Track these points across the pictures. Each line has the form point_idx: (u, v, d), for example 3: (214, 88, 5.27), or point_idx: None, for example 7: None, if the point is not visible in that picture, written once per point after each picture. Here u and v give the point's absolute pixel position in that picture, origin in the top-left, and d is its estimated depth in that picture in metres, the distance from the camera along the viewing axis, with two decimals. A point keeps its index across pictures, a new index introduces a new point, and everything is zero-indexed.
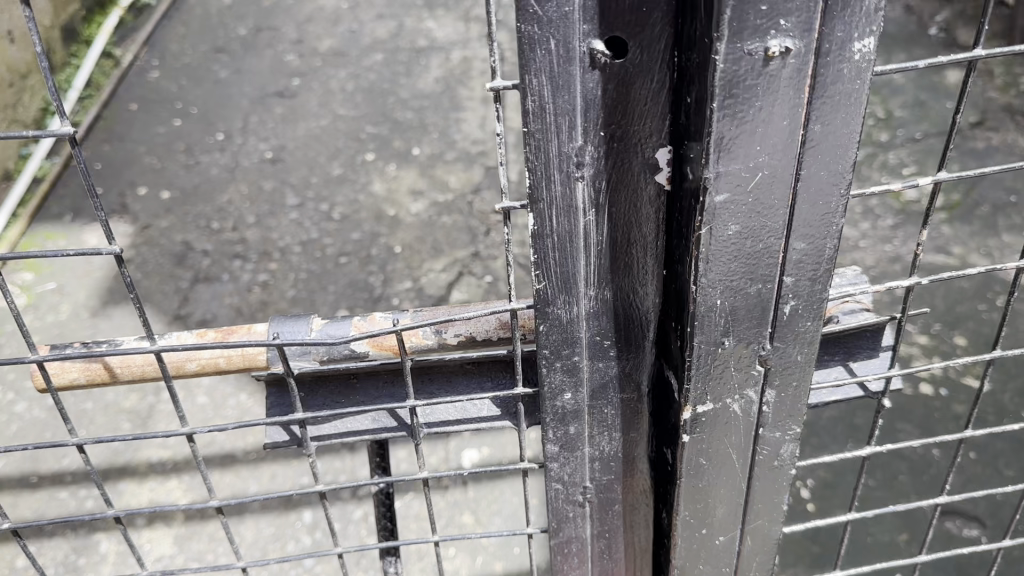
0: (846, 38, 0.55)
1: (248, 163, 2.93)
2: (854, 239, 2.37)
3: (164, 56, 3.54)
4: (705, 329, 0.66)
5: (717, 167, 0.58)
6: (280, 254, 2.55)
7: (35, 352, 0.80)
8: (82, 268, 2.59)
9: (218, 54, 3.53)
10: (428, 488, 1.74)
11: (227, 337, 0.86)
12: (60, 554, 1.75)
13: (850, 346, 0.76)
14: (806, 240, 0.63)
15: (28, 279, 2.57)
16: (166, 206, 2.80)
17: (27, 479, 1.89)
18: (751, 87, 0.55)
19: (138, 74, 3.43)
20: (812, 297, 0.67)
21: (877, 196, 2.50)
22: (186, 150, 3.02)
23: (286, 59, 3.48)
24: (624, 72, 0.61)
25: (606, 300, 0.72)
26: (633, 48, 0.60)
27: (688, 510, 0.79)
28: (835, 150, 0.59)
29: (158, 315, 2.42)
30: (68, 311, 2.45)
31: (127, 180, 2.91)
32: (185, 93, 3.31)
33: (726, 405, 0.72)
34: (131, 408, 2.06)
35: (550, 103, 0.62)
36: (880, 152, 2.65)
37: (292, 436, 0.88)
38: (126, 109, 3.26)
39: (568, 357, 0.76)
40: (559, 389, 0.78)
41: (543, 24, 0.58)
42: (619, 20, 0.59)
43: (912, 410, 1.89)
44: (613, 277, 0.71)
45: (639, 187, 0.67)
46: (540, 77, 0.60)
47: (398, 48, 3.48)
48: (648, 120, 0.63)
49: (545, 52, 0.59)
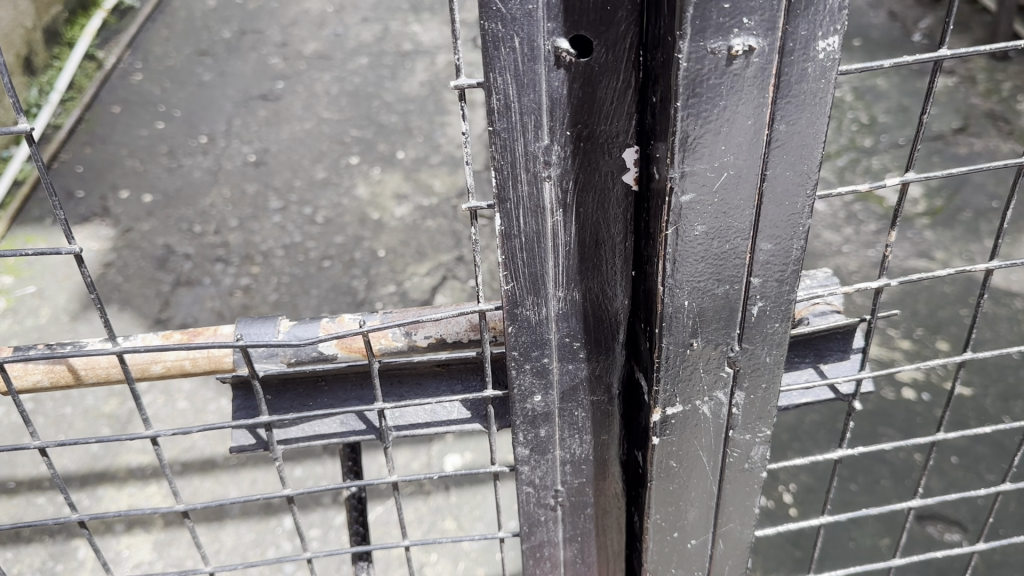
0: (809, 36, 0.54)
1: (231, 166, 2.92)
2: (837, 244, 2.38)
3: (148, 58, 3.52)
4: (673, 330, 0.66)
5: (683, 167, 0.58)
6: (262, 257, 2.54)
7: None
8: (62, 272, 2.57)
9: (202, 57, 3.51)
10: (410, 494, 1.74)
11: (193, 338, 0.85)
12: (38, 560, 1.73)
13: (820, 347, 0.76)
14: (773, 240, 0.63)
15: (8, 283, 2.54)
16: (148, 209, 2.77)
17: (4, 485, 1.87)
18: (714, 87, 0.55)
19: (121, 77, 3.41)
20: (780, 299, 0.66)
21: (860, 202, 2.51)
22: (168, 153, 3.00)
23: (270, 62, 3.46)
24: (590, 70, 0.60)
25: (577, 300, 0.72)
26: (598, 47, 0.59)
27: (660, 513, 0.78)
28: (801, 150, 0.59)
29: (139, 319, 2.40)
30: (48, 315, 2.43)
31: (109, 183, 2.89)
32: (169, 95, 3.30)
33: (695, 407, 0.71)
34: (111, 413, 2.04)
35: (516, 101, 0.61)
36: (863, 157, 2.66)
37: (259, 439, 0.88)
38: (109, 111, 3.23)
39: (538, 359, 0.75)
40: (529, 391, 0.77)
41: (507, 21, 0.57)
42: (584, 19, 0.58)
43: (893, 413, 1.90)
44: (582, 278, 0.71)
45: (607, 188, 0.66)
46: (505, 75, 0.60)
47: (383, 52, 3.47)
48: (615, 119, 0.63)
49: (509, 51, 0.59)
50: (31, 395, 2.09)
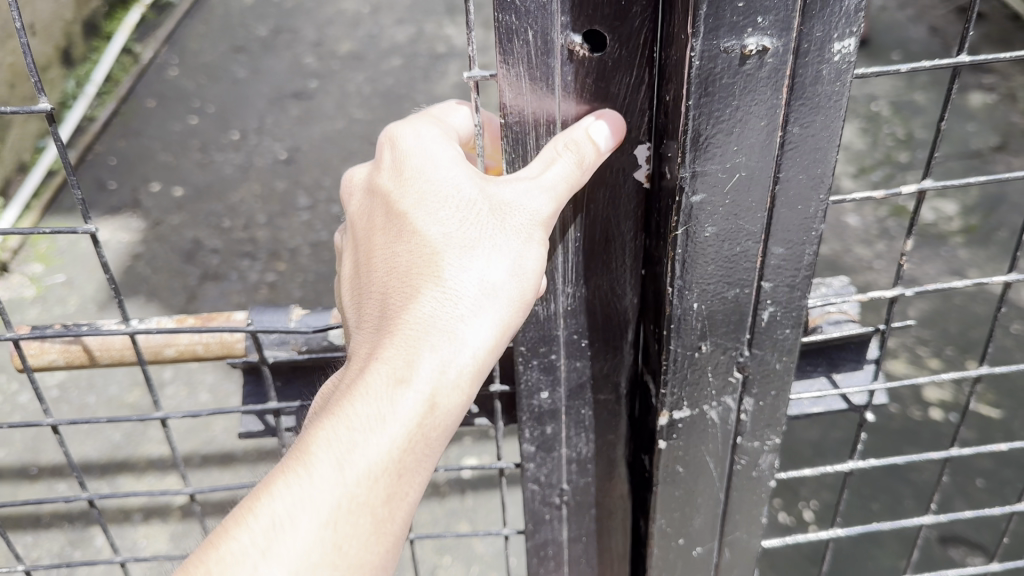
0: (825, 38, 0.52)
1: (262, 162, 2.93)
2: (868, 258, 2.34)
3: (184, 54, 3.55)
4: (682, 332, 0.64)
5: (694, 167, 0.56)
6: (289, 254, 2.54)
7: (12, 330, 0.78)
8: (92, 261, 2.60)
9: (237, 54, 3.54)
10: (426, 496, 1.73)
11: (207, 322, 0.84)
12: (56, 545, 1.74)
13: (835, 356, 0.73)
14: (784, 245, 0.61)
15: (38, 271, 2.57)
16: (178, 202, 2.80)
17: (26, 470, 1.88)
18: (727, 87, 0.53)
19: (156, 71, 3.44)
20: (792, 304, 0.64)
21: (894, 217, 2.46)
22: (201, 148, 3.03)
23: (304, 60, 3.48)
24: (603, 66, 0.58)
25: (585, 298, 0.70)
26: (614, 43, 0.57)
27: (665, 518, 0.76)
28: (814, 153, 0.57)
29: (165, 311, 2.41)
30: (75, 304, 2.46)
31: (141, 176, 2.92)
32: (203, 91, 3.32)
33: (703, 412, 0.69)
34: (134, 403, 2.05)
35: (528, 92, 0.60)
36: (898, 172, 2.61)
37: (268, 426, 0.87)
38: (144, 105, 3.27)
39: (545, 355, 0.73)
40: (536, 387, 0.75)
41: (520, 14, 0.56)
42: (598, 13, 0.56)
43: (919, 433, 1.86)
44: (590, 273, 0.69)
45: (617, 184, 0.64)
46: (518, 67, 0.58)
47: (417, 53, 3.47)
48: (631, 116, 0.61)
49: (523, 43, 0.57)
50: (57, 383, 2.12)
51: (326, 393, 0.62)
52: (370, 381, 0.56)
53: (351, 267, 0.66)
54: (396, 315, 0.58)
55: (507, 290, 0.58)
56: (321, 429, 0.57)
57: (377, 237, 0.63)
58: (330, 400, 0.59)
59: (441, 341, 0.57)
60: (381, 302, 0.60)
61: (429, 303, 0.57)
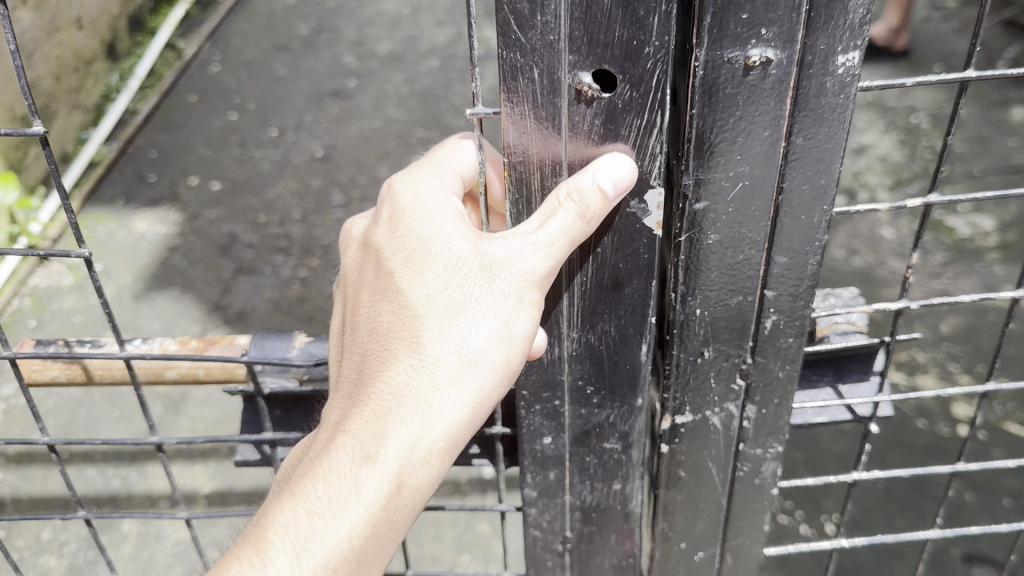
0: (829, 51, 0.53)
1: (299, 160, 2.98)
2: (902, 272, 2.31)
3: (227, 51, 3.61)
4: (684, 337, 0.65)
5: (696, 175, 0.57)
6: (322, 251, 2.58)
7: (13, 349, 0.81)
8: (130, 252, 2.66)
9: (279, 52, 3.60)
10: (447, 494, 1.74)
11: (206, 349, 0.86)
12: (84, 529, 1.78)
13: (840, 366, 0.74)
14: (787, 254, 0.61)
15: (77, 260, 2.64)
16: (216, 197, 2.85)
17: (59, 455, 1.93)
18: (731, 96, 0.54)
19: (199, 67, 3.51)
20: (795, 314, 0.64)
21: (930, 231, 2.43)
22: (240, 143, 3.08)
23: (344, 60, 3.52)
24: (612, 107, 0.58)
25: (590, 344, 0.70)
26: (623, 82, 0.56)
27: (666, 521, 0.77)
28: (818, 165, 0.57)
29: (199, 303, 2.46)
30: (112, 293, 2.52)
31: (180, 169, 2.98)
32: (244, 87, 3.38)
33: (705, 418, 0.70)
34: (165, 392, 2.09)
35: (532, 130, 0.60)
36: (935, 186, 2.58)
37: (263, 454, 0.89)
38: (185, 100, 3.33)
39: (547, 401, 0.74)
40: (538, 432, 0.76)
41: (526, 52, 0.56)
42: (607, 53, 0.55)
43: (947, 451, 1.83)
44: (596, 322, 0.68)
45: (631, 233, 0.63)
46: (523, 105, 0.58)
47: (455, 55, 3.50)
48: (641, 160, 0.60)
49: (528, 80, 0.57)
50: None
51: (302, 452, 0.64)
52: (341, 454, 0.58)
53: (342, 313, 0.68)
54: (371, 386, 0.60)
55: (483, 367, 0.59)
56: (291, 497, 0.59)
57: (364, 299, 0.65)
58: (310, 457, 0.61)
59: (413, 418, 0.58)
60: (359, 362, 0.62)
61: (403, 372, 0.59)
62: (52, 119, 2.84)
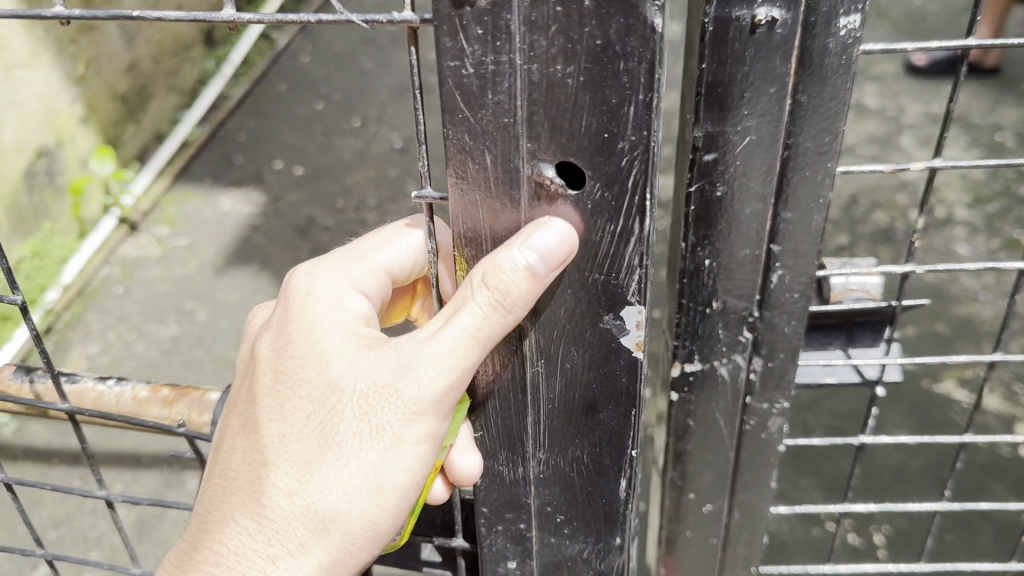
0: (831, 13, 0.57)
1: (378, 149, 3.09)
2: (973, 289, 2.27)
3: (317, 43, 3.77)
4: (694, 286, 0.69)
5: (707, 127, 0.62)
6: None
7: None
8: (214, 227, 2.81)
9: (366, 45, 3.73)
10: None
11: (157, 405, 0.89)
12: (154, 483, 1.90)
13: (851, 330, 0.77)
14: (793, 210, 0.65)
15: (165, 233, 2.80)
16: (297, 181, 2.98)
17: None
18: (739, 52, 0.58)
19: (290, 57, 3.66)
20: (801, 269, 0.68)
21: (1005, 250, 2.38)
22: (323, 131, 3.21)
23: (428, 56, 3.64)
24: (579, 204, 0.55)
25: (559, 469, 0.70)
26: (592, 179, 0.54)
27: (676, 470, 0.81)
28: (822, 123, 0.61)
29: (275, 280, 2.59)
30: (195, 266, 2.67)
31: (266, 154, 3.12)
32: (331, 78, 3.52)
33: (713, 367, 0.74)
34: None
35: (487, 224, 0.58)
36: (1015, 204, 2.52)
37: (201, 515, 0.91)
38: (276, 88, 3.49)
39: (512, 522, 0.76)
40: (503, 554, 0.78)
41: (474, 135, 0.54)
42: (570, 146, 0.53)
43: (1007, 470, 1.78)
44: (561, 451, 0.69)
45: (603, 376, 0.64)
46: (476, 189, 0.56)
47: None
48: (616, 272, 0.58)
49: (481, 164, 0.55)
50: None
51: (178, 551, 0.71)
52: None
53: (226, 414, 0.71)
54: (223, 530, 0.64)
55: (332, 529, 0.63)
56: None
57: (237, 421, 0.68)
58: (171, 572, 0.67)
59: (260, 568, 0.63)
60: (219, 491, 0.66)
61: (252, 518, 0.63)
62: (151, 99, 3.01)
